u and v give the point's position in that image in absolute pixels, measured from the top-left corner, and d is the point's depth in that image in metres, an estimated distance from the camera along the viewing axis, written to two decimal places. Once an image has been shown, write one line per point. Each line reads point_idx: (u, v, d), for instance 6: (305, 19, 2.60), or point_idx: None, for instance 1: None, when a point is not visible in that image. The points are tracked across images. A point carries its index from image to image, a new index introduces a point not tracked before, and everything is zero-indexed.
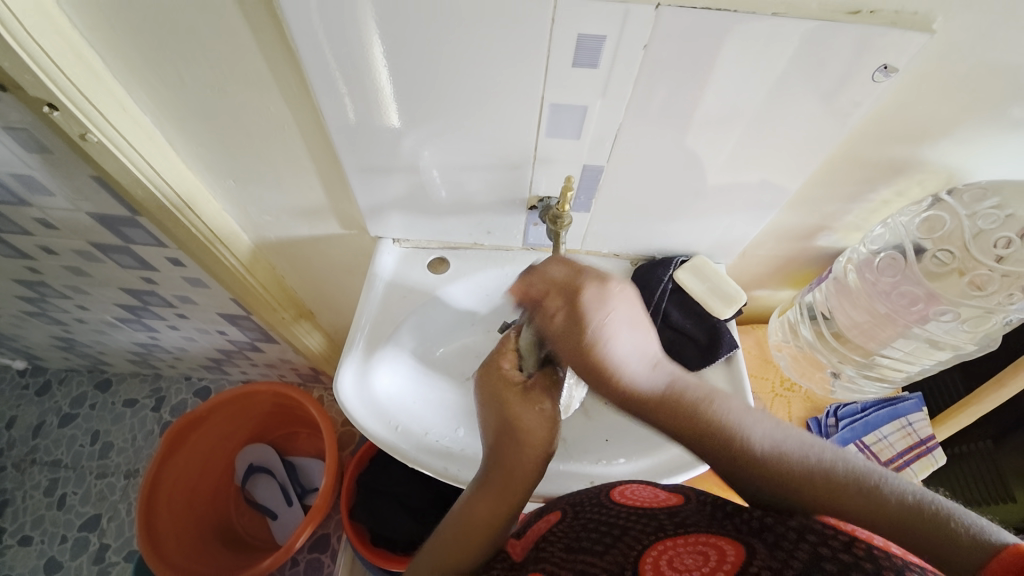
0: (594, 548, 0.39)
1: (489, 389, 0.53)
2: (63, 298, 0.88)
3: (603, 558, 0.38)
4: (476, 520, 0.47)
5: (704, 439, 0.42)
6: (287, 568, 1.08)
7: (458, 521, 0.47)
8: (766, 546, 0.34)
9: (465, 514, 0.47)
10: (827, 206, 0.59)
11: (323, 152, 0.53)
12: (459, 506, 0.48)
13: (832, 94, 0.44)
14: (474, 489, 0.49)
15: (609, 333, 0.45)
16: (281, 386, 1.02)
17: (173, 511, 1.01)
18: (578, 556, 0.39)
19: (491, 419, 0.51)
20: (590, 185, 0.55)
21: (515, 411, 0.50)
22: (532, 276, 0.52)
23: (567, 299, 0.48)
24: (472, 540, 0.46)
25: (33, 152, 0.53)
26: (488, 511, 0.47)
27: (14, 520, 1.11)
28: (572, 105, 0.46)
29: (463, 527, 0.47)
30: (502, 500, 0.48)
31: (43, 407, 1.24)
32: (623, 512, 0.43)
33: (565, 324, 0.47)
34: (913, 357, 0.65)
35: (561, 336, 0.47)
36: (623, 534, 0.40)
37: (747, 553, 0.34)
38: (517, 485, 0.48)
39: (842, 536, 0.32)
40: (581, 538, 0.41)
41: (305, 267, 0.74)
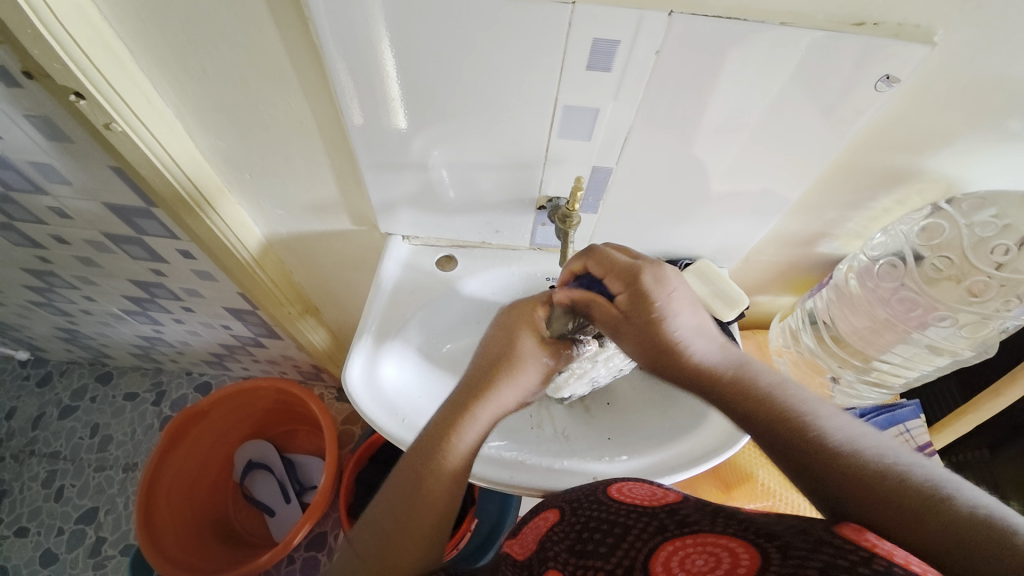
0: (598, 550, 0.40)
1: (484, 351, 0.54)
2: (71, 288, 0.89)
3: (610, 559, 0.38)
4: (422, 510, 0.46)
5: (765, 417, 0.45)
6: (283, 566, 1.08)
7: (403, 509, 0.46)
8: (781, 553, 0.33)
9: (410, 488, 0.47)
10: (829, 213, 0.60)
11: (339, 149, 0.55)
12: (399, 491, 0.47)
13: (837, 101, 0.46)
14: (416, 462, 0.48)
15: (673, 308, 0.50)
16: (283, 383, 1.02)
17: (172, 504, 1.01)
18: (585, 559, 0.39)
19: (460, 389, 0.52)
20: (598, 187, 0.57)
21: (495, 387, 0.51)
22: (592, 256, 0.52)
23: (627, 282, 0.50)
24: (410, 531, 0.45)
25: (54, 141, 0.54)
26: (439, 483, 0.47)
27: (11, 511, 1.11)
28: (584, 106, 0.47)
29: (411, 502, 0.46)
30: (442, 488, 0.47)
31: (43, 398, 1.24)
32: (623, 511, 0.43)
33: (627, 302, 0.51)
34: (911, 363, 0.66)
35: (627, 312, 0.51)
36: (627, 533, 0.40)
37: (762, 560, 0.33)
38: (460, 461, 0.48)
39: (861, 550, 0.31)
40: (586, 539, 0.41)
41: (314, 263, 0.75)
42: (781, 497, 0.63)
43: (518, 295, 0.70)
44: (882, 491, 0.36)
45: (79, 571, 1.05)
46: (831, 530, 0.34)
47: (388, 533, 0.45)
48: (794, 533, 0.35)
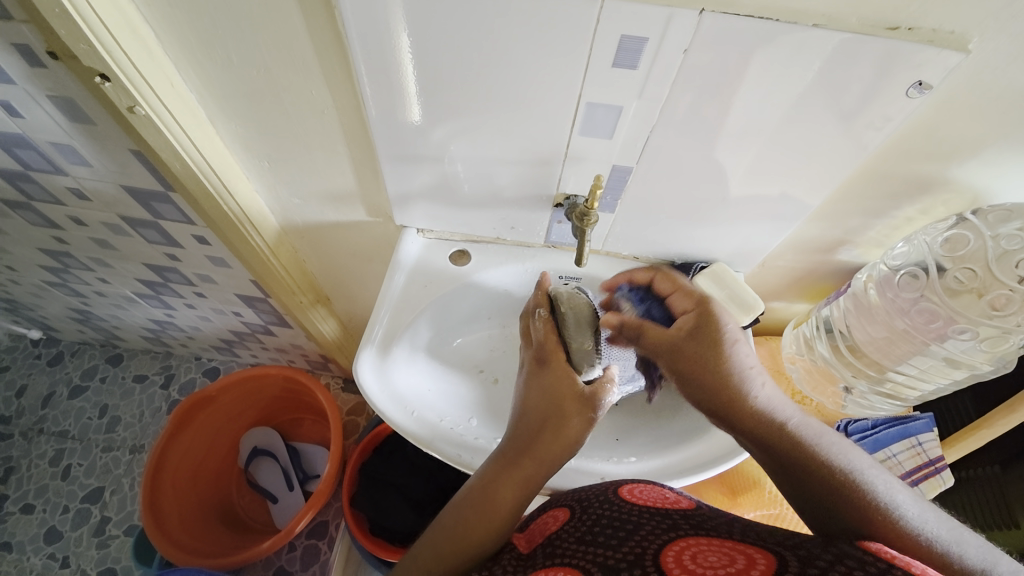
0: (609, 542, 0.39)
1: (542, 387, 0.52)
2: (86, 270, 0.90)
3: (619, 549, 0.38)
4: (499, 502, 0.47)
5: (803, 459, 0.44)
6: (283, 553, 1.09)
7: (480, 501, 0.47)
8: (799, 559, 0.33)
9: (487, 493, 0.48)
10: (850, 220, 0.59)
11: (359, 140, 0.55)
12: (482, 484, 0.48)
13: (866, 107, 0.45)
14: (499, 470, 0.49)
15: (736, 344, 0.49)
16: (291, 371, 1.03)
17: (177, 487, 1.02)
18: (595, 548, 0.39)
19: (534, 405, 0.51)
20: (617, 186, 0.56)
21: (569, 393, 0.51)
22: (663, 277, 0.59)
23: (698, 304, 0.53)
24: (479, 523, 0.46)
25: (76, 122, 0.54)
26: (510, 493, 0.48)
27: (19, 487, 1.13)
28: (607, 104, 0.47)
29: (484, 504, 0.47)
30: (520, 485, 0.48)
31: (54, 378, 1.25)
32: (636, 510, 0.43)
33: (693, 325, 0.51)
34: (928, 376, 0.65)
35: (689, 335, 0.51)
36: (637, 529, 0.40)
37: (778, 563, 0.33)
38: (548, 463, 0.49)
39: (879, 561, 0.30)
40: (595, 531, 0.41)
41: (327, 253, 0.75)
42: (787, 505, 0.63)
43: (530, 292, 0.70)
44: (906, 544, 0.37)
45: (83, 549, 1.06)
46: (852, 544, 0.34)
47: (451, 526, 0.47)
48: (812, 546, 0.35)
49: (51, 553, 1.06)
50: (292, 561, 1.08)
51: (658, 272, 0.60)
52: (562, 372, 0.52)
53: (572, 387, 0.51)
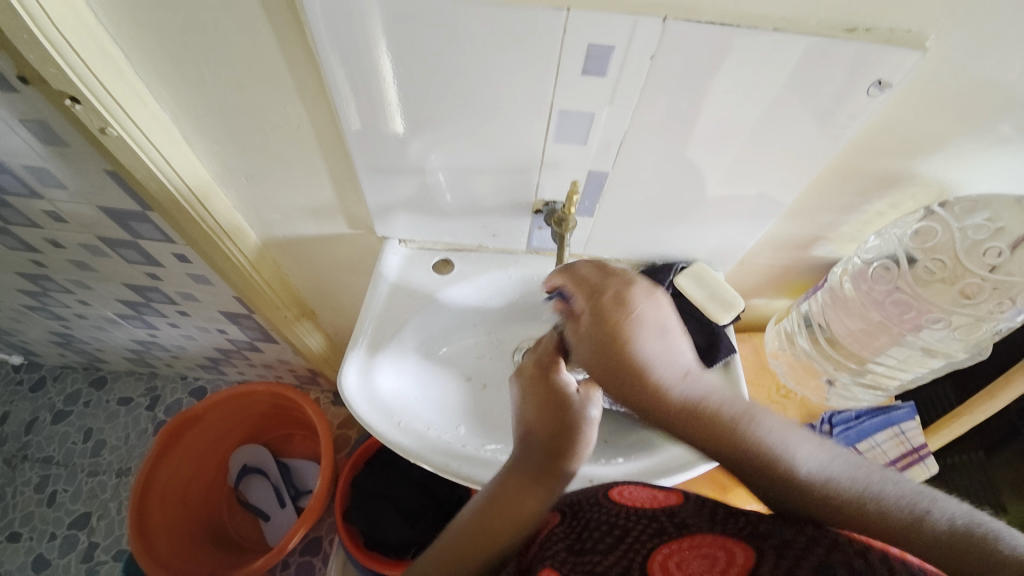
0: (597, 546, 0.39)
1: (532, 392, 0.52)
2: (66, 292, 0.88)
3: (609, 556, 0.38)
4: (520, 507, 0.47)
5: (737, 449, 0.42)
6: (277, 571, 1.07)
7: (500, 505, 0.47)
8: (775, 549, 0.34)
9: (508, 498, 0.47)
10: (824, 216, 0.60)
11: (336, 153, 0.55)
12: (500, 490, 0.48)
13: (832, 106, 0.46)
14: (516, 479, 0.48)
15: (640, 333, 0.46)
16: (279, 387, 1.02)
17: (166, 509, 1.00)
18: (583, 556, 0.39)
19: (532, 418, 0.51)
20: (595, 191, 0.57)
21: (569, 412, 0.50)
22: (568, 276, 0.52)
23: (593, 309, 0.48)
24: (502, 525, 0.46)
25: (48, 144, 0.54)
26: (530, 498, 0.47)
27: (3, 516, 1.10)
28: (579, 111, 0.48)
29: (504, 507, 0.46)
30: (540, 490, 0.48)
31: (36, 403, 1.23)
32: (624, 513, 0.43)
33: (592, 325, 0.48)
34: (905, 366, 0.67)
35: (591, 342, 0.47)
36: (627, 533, 0.40)
37: (756, 556, 0.34)
38: (567, 470, 0.49)
39: (856, 544, 0.33)
40: (585, 537, 0.41)
41: (309, 266, 0.75)
42: None
43: (514, 298, 0.70)
44: (880, 522, 0.35)
45: None
46: (825, 527, 0.36)
47: (471, 530, 0.46)
48: (790, 532, 0.36)
49: None
50: None
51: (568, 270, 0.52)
52: (547, 377, 0.52)
53: (557, 397, 0.51)
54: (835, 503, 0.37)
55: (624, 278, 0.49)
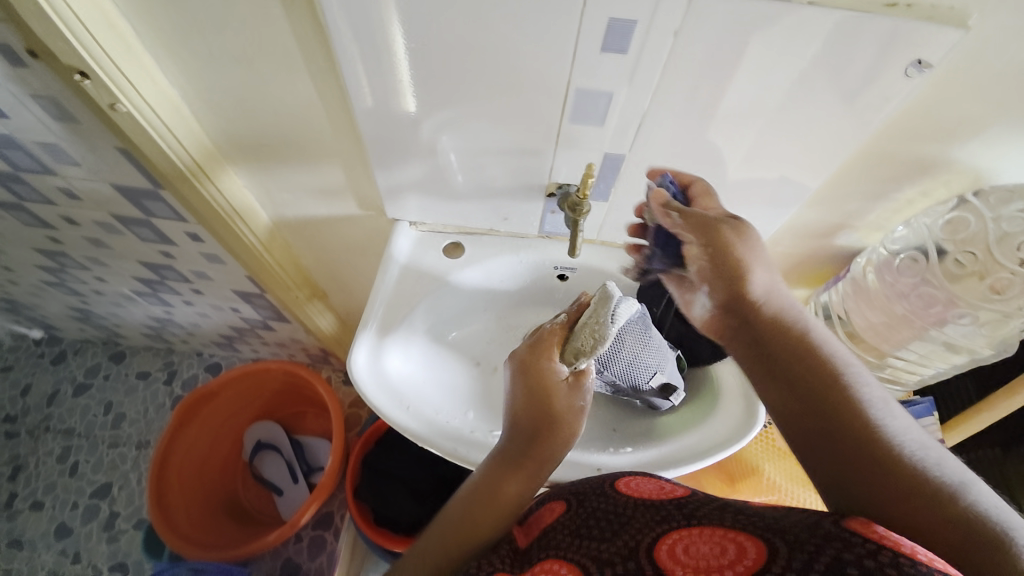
0: (602, 535, 0.40)
1: (521, 376, 0.52)
2: (82, 269, 0.90)
3: (613, 544, 0.38)
4: (502, 498, 0.48)
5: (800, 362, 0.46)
6: (290, 544, 1.10)
7: (482, 496, 0.48)
8: (789, 546, 0.32)
9: (490, 488, 0.48)
10: (849, 204, 0.58)
11: (346, 132, 0.54)
12: (484, 481, 0.49)
13: (865, 87, 0.44)
14: (498, 468, 0.49)
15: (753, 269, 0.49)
16: (291, 365, 1.03)
17: (183, 481, 1.03)
18: (588, 543, 0.40)
19: (520, 406, 0.51)
20: (610, 174, 0.55)
21: (557, 403, 0.50)
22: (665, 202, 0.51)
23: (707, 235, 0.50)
24: (483, 514, 0.47)
25: (60, 121, 0.53)
26: (513, 488, 0.48)
27: (27, 485, 1.14)
28: (597, 91, 0.46)
29: (488, 498, 0.48)
30: (522, 480, 0.48)
31: (58, 376, 1.26)
32: (629, 503, 0.43)
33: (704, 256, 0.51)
34: (927, 360, 0.65)
35: (712, 262, 0.50)
36: (632, 522, 0.40)
37: (768, 552, 0.32)
38: (548, 459, 0.49)
39: (868, 543, 0.31)
40: (590, 525, 0.42)
41: (320, 247, 0.75)
42: (786, 491, 0.63)
43: (526, 283, 0.69)
44: (891, 468, 0.37)
45: (94, 544, 1.08)
46: (837, 523, 0.34)
47: (457, 519, 0.47)
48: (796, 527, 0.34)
49: (62, 549, 1.07)
50: (300, 551, 1.10)
51: (694, 182, 0.53)
52: (538, 364, 0.52)
53: (544, 384, 0.51)
54: (866, 438, 0.40)
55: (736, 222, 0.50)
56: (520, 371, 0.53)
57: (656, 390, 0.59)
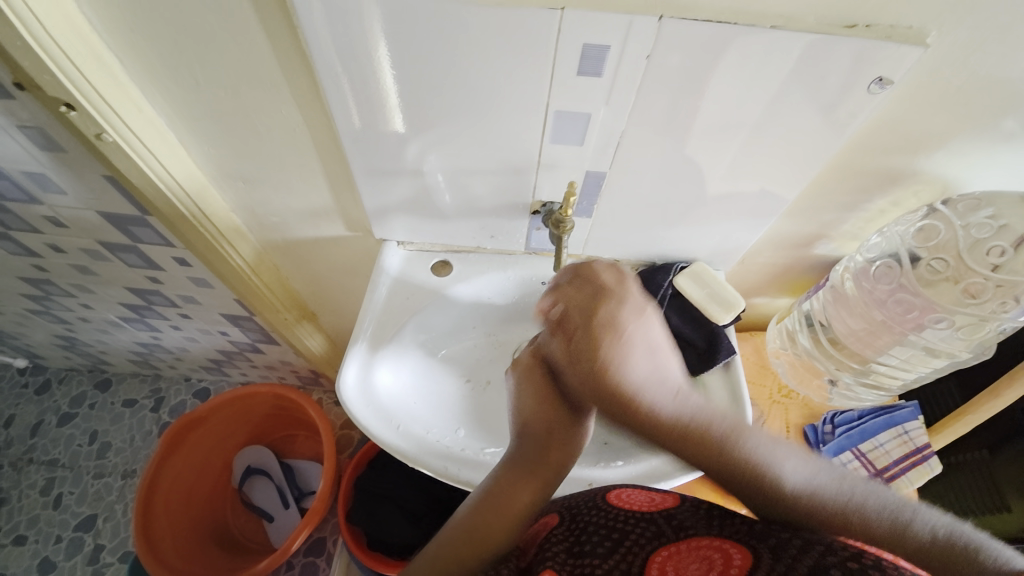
0: (597, 551, 0.40)
1: (525, 390, 0.54)
2: (68, 296, 0.89)
3: (608, 561, 0.38)
4: (515, 504, 0.48)
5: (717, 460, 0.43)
6: (282, 572, 1.08)
7: (496, 502, 0.48)
8: (771, 552, 0.34)
9: (502, 494, 0.48)
10: (825, 215, 0.60)
11: (333, 156, 0.55)
12: (499, 485, 0.49)
13: (832, 103, 0.45)
14: (513, 473, 0.50)
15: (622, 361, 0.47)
16: (280, 388, 1.02)
17: (170, 512, 1.01)
18: (583, 560, 0.39)
19: (529, 412, 0.53)
20: (592, 191, 0.56)
21: (564, 412, 0.52)
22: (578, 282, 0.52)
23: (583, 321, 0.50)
24: (495, 523, 0.47)
25: (46, 150, 0.54)
26: (526, 499, 0.49)
27: (8, 519, 1.11)
28: (575, 111, 0.47)
29: (499, 505, 0.47)
30: (536, 484, 0.50)
31: (42, 406, 1.24)
32: (622, 515, 0.43)
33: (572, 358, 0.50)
34: (909, 365, 0.66)
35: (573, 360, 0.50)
36: (625, 538, 0.40)
37: (753, 558, 0.34)
38: (560, 463, 0.51)
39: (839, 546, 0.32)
40: (584, 541, 0.41)
41: (309, 269, 0.75)
42: None
43: (514, 299, 0.69)
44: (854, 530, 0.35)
45: None
46: (823, 534, 0.35)
47: (466, 528, 0.46)
48: (784, 535, 0.36)
49: None
50: None
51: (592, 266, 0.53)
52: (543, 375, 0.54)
53: (551, 398, 0.53)
54: (857, 526, 0.35)
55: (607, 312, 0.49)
56: (521, 379, 0.55)
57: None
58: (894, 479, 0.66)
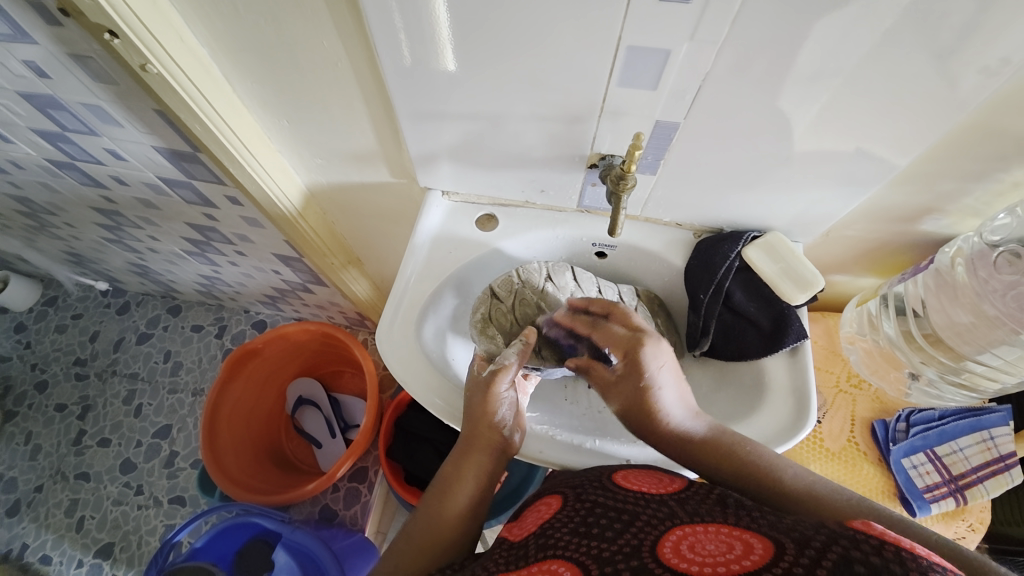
0: (605, 534, 0.37)
1: (470, 403, 0.53)
2: (137, 228, 0.94)
3: (615, 543, 0.36)
4: (454, 498, 0.50)
5: (724, 460, 0.46)
6: (328, 492, 1.16)
7: (439, 498, 0.51)
8: (798, 543, 0.31)
9: (442, 491, 0.51)
10: (941, 185, 0.50)
11: (377, 95, 0.51)
12: (440, 481, 0.52)
13: (977, 47, 0.36)
14: (452, 469, 0.52)
15: (662, 384, 0.50)
16: (329, 327, 1.06)
17: (233, 431, 1.10)
18: (588, 541, 0.37)
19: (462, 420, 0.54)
20: (661, 144, 0.49)
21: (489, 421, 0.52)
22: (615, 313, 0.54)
23: (626, 348, 0.51)
24: (445, 515, 0.49)
25: (100, 82, 0.53)
26: (466, 491, 0.51)
27: (96, 423, 1.25)
28: (651, 47, 0.40)
29: (440, 498, 0.50)
30: (470, 476, 0.51)
31: (123, 324, 1.37)
32: (630, 496, 0.42)
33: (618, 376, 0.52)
34: (1014, 368, 0.56)
35: (616, 382, 0.52)
36: (635, 520, 0.38)
37: (776, 549, 0.31)
38: (490, 457, 0.52)
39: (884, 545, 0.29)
40: (590, 522, 0.39)
41: (354, 215, 0.74)
42: None
43: (561, 258, 0.67)
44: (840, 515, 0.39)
45: (155, 479, 1.18)
46: (841, 524, 0.33)
47: (422, 523, 0.49)
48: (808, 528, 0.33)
49: (126, 482, 1.18)
50: (336, 500, 1.15)
51: (614, 306, 0.55)
52: (479, 399, 0.53)
53: (496, 412, 0.53)
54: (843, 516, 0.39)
55: (653, 333, 0.52)
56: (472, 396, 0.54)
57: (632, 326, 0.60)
58: (968, 487, 0.60)
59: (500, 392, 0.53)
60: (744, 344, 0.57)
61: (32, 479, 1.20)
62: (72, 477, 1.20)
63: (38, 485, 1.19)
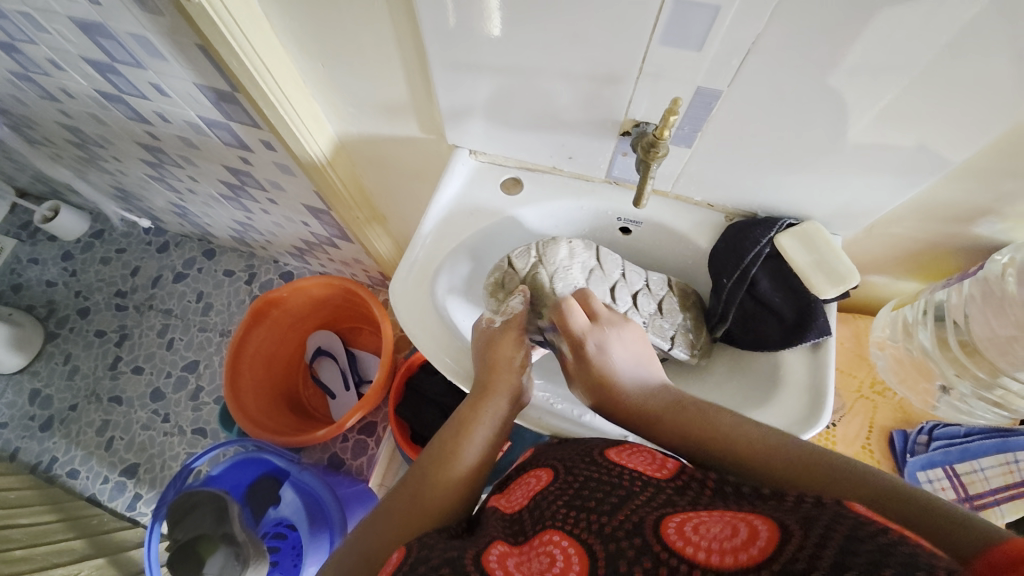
0: (602, 508, 0.37)
1: (480, 347, 0.55)
2: (178, 167, 0.97)
3: (615, 518, 0.35)
4: (466, 446, 0.49)
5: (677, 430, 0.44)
6: (338, 441, 1.21)
7: (452, 444, 0.49)
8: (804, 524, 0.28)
9: (455, 439, 0.49)
10: (1003, 183, 0.46)
11: (412, 43, 0.50)
12: (454, 426, 0.51)
13: None
14: (466, 416, 0.51)
15: (610, 364, 0.50)
16: (351, 283, 1.09)
17: (253, 372, 1.15)
18: (588, 514, 0.36)
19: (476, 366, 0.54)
20: (699, 113, 0.47)
21: (504, 369, 0.53)
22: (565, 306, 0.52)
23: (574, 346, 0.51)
24: (458, 464, 0.48)
25: (146, 12, 0.54)
26: (480, 441, 0.50)
27: (131, 351, 1.34)
28: (702, 2, 0.37)
29: (452, 446, 0.49)
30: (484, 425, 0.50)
31: (162, 262, 1.43)
32: (624, 474, 0.40)
33: (574, 365, 0.52)
34: None
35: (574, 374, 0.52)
36: (630, 497, 0.37)
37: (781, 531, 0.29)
38: (506, 407, 0.52)
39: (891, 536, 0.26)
40: (584, 496, 0.39)
41: (382, 169, 0.74)
42: None
43: (584, 230, 0.66)
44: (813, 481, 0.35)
45: (181, 410, 1.25)
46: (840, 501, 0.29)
47: (432, 466, 0.48)
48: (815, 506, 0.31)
49: (154, 409, 1.26)
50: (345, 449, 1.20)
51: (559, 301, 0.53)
52: (499, 343, 0.54)
53: (512, 357, 0.54)
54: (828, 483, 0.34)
55: (608, 319, 0.52)
56: (480, 340, 0.55)
57: (654, 312, 0.59)
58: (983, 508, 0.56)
59: (510, 339, 0.54)
60: (762, 335, 0.55)
61: (68, 398, 1.29)
62: (106, 399, 1.28)
63: (74, 404, 1.28)
